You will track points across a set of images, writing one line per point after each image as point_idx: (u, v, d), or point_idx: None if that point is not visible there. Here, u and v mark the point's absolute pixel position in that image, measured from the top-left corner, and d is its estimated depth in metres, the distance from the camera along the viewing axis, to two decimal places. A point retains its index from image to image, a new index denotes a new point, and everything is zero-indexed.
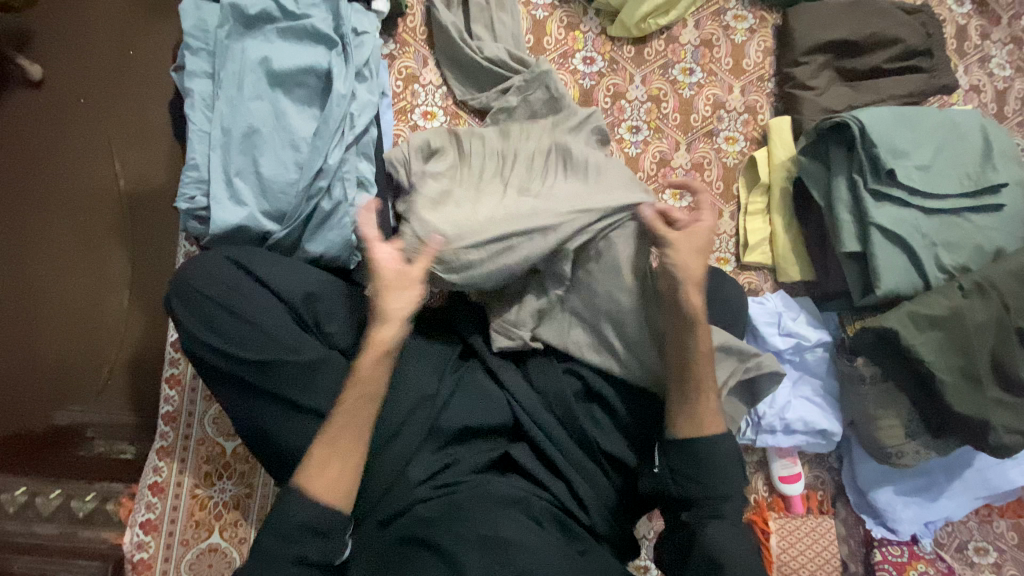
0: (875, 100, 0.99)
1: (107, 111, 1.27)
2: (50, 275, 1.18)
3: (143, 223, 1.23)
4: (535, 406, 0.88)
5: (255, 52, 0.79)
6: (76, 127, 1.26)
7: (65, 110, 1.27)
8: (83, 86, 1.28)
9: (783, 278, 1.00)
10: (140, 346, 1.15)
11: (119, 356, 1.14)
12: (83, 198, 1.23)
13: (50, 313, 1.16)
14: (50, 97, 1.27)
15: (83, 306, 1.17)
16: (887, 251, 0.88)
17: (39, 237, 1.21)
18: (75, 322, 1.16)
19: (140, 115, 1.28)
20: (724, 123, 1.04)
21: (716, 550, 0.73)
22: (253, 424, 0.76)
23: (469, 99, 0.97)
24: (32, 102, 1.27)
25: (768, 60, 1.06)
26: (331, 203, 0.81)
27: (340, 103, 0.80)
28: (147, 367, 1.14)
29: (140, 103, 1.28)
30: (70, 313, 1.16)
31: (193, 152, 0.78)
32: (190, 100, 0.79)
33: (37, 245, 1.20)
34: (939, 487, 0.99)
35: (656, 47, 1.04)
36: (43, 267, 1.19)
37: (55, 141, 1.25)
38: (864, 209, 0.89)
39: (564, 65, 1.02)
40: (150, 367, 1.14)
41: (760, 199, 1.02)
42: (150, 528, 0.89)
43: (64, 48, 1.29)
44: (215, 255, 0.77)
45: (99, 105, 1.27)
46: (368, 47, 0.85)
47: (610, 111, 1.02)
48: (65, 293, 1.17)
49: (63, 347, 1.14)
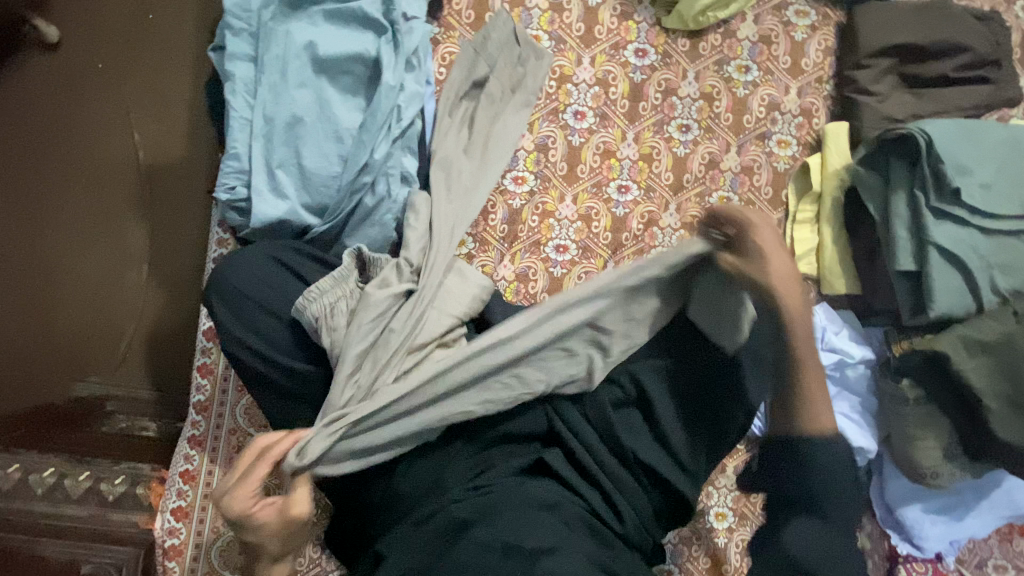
0: (938, 110, 0.95)
1: (129, 79, 1.22)
2: (68, 249, 1.14)
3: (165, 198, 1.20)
4: (571, 410, 0.89)
5: (300, 35, 0.75)
6: (94, 95, 1.21)
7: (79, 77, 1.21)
8: (104, 52, 1.22)
9: (827, 290, 0.97)
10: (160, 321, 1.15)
11: (138, 329, 1.14)
12: (108, 173, 1.19)
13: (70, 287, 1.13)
14: (68, 61, 1.21)
15: (102, 280, 1.15)
16: (942, 271, 0.85)
17: (61, 207, 1.16)
18: (97, 295, 1.14)
19: (162, 86, 1.23)
20: (777, 126, 1.00)
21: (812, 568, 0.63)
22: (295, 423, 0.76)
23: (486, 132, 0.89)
24: (49, 65, 1.21)
25: (828, 60, 1.01)
26: (374, 199, 0.78)
27: (389, 95, 0.76)
28: (170, 340, 1.15)
29: (162, 75, 1.24)
30: (92, 288, 1.14)
31: (233, 141, 0.75)
32: (231, 84, 0.75)
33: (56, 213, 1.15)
34: (967, 506, 0.98)
35: (712, 41, 0.99)
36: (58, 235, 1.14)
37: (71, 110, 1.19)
38: (923, 227, 0.86)
39: (615, 58, 0.97)
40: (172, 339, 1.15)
41: (810, 207, 0.99)
42: (181, 515, 0.89)
43: (83, 10, 1.23)
44: (257, 254, 0.75)
45: (119, 73, 1.22)
46: (418, 34, 0.80)
47: (660, 108, 0.98)
48: (86, 267, 1.14)
49: (82, 321, 1.12)
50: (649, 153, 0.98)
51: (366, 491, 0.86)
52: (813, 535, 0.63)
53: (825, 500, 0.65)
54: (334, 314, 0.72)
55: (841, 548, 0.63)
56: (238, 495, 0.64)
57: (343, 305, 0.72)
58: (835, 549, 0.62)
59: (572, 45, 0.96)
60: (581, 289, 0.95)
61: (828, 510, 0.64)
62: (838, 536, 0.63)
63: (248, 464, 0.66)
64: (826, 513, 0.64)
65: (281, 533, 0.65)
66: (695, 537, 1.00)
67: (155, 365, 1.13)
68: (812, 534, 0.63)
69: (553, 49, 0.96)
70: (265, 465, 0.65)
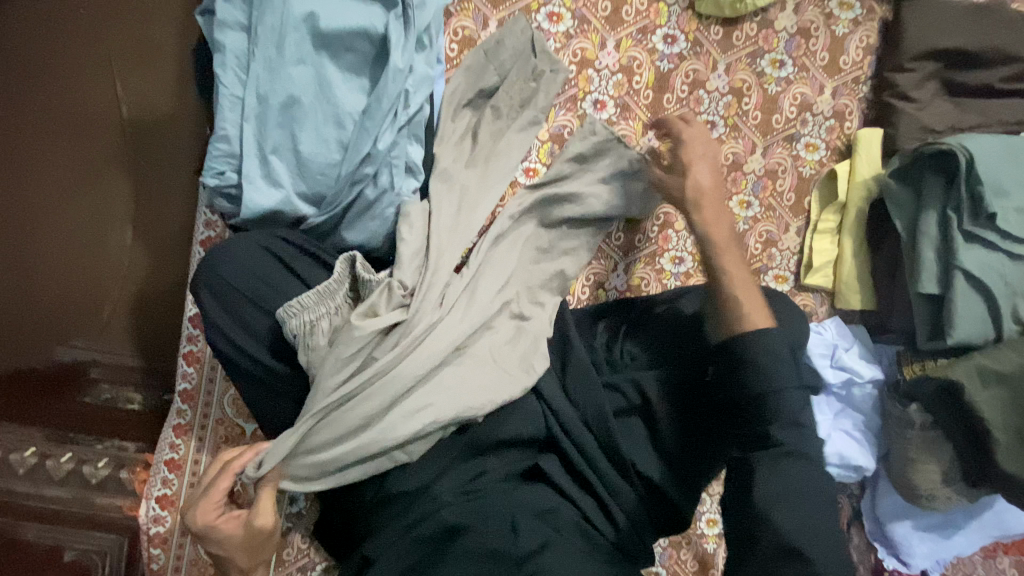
0: (979, 122, 0.89)
1: (110, 27, 1.12)
2: (46, 207, 1.06)
3: (149, 159, 1.13)
4: (572, 418, 0.87)
5: (298, 4, 0.67)
6: (70, 41, 1.10)
7: (56, 21, 1.09)
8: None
9: (841, 304, 0.95)
10: (147, 281, 1.11)
11: (122, 294, 1.10)
12: (90, 122, 1.10)
13: (48, 244, 1.05)
14: None
15: (83, 242, 1.08)
16: (967, 297, 0.82)
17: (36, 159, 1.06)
18: (80, 256, 1.08)
19: (144, 36, 1.13)
20: (807, 128, 0.94)
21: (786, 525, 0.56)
22: (284, 424, 0.73)
23: (491, 127, 0.82)
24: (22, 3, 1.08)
25: (867, 59, 0.94)
26: (376, 191, 0.73)
27: (397, 78, 0.69)
28: (154, 306, 1.11)
29: (143, 22, 1.13)
30: (73, 249, 1.07)
31: (223, 121, 0.68)
32: (221, 56, 0.67)
33: (27, 164, 1.05)
34: (956, 525, 0.99)
35: (747, 31, 0.91)
36: (37, 189, 1.06)
37: (46, 56, 1.08)
38: (952, 250, 0.82)
39: (642, 43, 0.90)
40: (157, 306, 1.11)
41: (833, 217, 0.94)
42: (166, 503, 0.87)
43: None
44: (248, 244, 0.69)
45: (93, 18, 1.11)
46: (431, 9, 0.73)
47: (685, 101, 0.91)
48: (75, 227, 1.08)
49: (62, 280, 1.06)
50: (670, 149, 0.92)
51: (357, 493, 0.84)
52: (777, 474, 0.58)
53: (775, 417, 0.60)
54: (314, 333, 0.68)
55: (805, 474, 0.59)
56: (201, 510, 0.65)
57: (325, 324, 0.68)
58: (795, 475, 0.58)
59: (597, 26, 0.88)
60: (590, 289, 0.96)
61: (780, 432, 0.59)
62: (801, 453, 0.59)
63: (211, 479, 0.67)
64: (776, 432, 0.60)
65: (243, 546, 0.66)
66: (684, 541, 1.00)
67: (141, 334, 1.09)
68: (779, 477, 0.58)
69: (576, 30, 0.88)
70: (227, 478, 0.66)
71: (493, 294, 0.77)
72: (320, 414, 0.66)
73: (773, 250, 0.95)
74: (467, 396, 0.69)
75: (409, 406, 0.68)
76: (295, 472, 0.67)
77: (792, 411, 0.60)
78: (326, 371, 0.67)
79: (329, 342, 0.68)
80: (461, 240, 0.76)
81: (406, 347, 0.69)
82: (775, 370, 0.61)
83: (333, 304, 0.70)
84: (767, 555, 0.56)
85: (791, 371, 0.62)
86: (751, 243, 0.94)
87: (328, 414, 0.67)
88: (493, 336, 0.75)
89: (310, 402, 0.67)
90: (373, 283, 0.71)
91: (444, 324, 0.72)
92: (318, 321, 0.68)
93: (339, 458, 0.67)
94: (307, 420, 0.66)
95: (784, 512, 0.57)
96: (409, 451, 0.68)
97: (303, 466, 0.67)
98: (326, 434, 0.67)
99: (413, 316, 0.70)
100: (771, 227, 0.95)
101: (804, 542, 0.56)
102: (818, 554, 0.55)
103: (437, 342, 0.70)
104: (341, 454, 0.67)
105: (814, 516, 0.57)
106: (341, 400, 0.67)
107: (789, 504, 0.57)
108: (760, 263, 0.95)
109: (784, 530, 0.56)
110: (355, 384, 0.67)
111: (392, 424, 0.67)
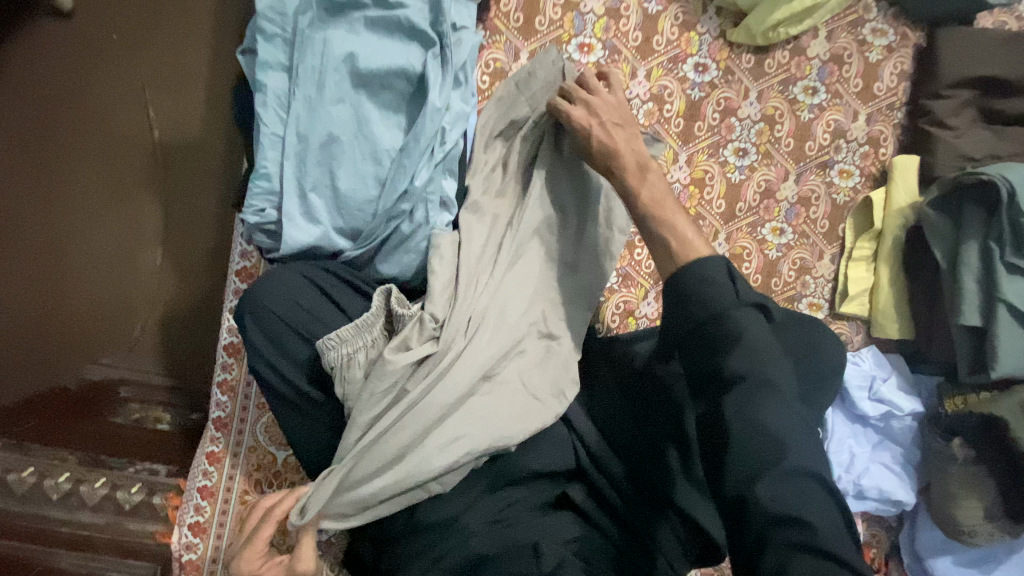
0: (1020, 150, 0.87)
1: (141, 54, 1.14)
2: (80, 230, 1.08)
3: (177, 177, 1.14)
4: (596, 442, 0.89)
5: (339, 45, 0.68)
6: (108, 67, 1.13)
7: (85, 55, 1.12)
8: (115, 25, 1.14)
9: (878, 333, 0.92)
10: (174, 302, 1.12)
11: (151, 313, 1.10)
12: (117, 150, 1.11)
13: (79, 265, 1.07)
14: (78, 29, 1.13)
15: (111, 263, 1.08)
16: (1012, 331, 0.79)
17: (71, 188, 1.09)
18: (108, 276, 1.08)
19: (177, 59, 1.15)
20: (841, 155, 0.93)
21: (765, 478, 0.46)
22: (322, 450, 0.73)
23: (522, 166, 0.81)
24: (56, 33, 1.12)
25: (902, 86, 0.93)
26: (412, 226, 0.73)
27: (435, 116, 0.69)
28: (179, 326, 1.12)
29: (176, 47, 1.16)
30: (102, 270, 1.08)
31: (264, 159, 0.69)
32: (263, 96, 0.69)
33: (55, 191, 1.08)
34: (999, 561, 0.96)
35: (779, 59, 0.91)
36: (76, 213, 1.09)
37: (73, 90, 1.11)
38: (994, 281, 0.80)
39: (673, 72, 0.89)
40: (182, 325, 1.12)
41: (868, 245, 0.93)
42: (199, 530, 0.88)
43: None
44: (293, 274, 0.70)
45: (129, 44, 1.14)
46: (467, 47, 0.73)
47: (716, 129, 0.91)
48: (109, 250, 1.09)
49: (90, 298, 1.06)
50: (701, 177, 0.91)
51: (386, 524, 0.83)
52: (746, 434, 0.48)
53: (733, 346, 0.51)
54: (351, 366, 0.68)
55: (782, 422, 0.48)
56: (246, 558, 0.65)
57: (361, 357, 0.68)
58: (764, 409, 0.49)
59: (628, 55, 0.88)
60: (619, 318, 0.95)
61: (736, 365, 0.50)
62: (761, 381, 0.50)
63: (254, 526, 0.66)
64: (735, 362, 0.51)
65: None
66: (717, 575, 0.98)
67: (167, 351, 1.10)
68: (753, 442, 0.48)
69: (607, 59, 0.88)
70: (270, 526, 0.65)
71: (524, 317, 0.75)
72: (357, 449, 0.66)
73: (807, 277, 0.94)
74: (497, 428, 0.69)
75: (440, 441, 0.67)
76: (336, 506, 0.68)
77: (750, 335, 0.51)
78: (362, 404, 0.67)
79: (365, 374, 0.68)
80: (490, 265, 0.75)
81: (438, 377, 0.69)
82: (715, 308, 0.53)
83: (370, 336, 0.70)
84: (757, 521, 0.46)
85: (731, 293, 0.54)
86: (784, 269, 0.94)
87: (365, 448, 0.67)
88: (522, 360, 0.74)
89: (348, 436, 0.67)
90: (407, 314, 0.71)
91: (473, 351, 0.71)
92: (350, 354, 0.68)
93: (376, 493, 0.67)
94: (345, 455, 0.67)
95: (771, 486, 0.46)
96: (443, 483, 0.68)
97: (343, 502, 0.67)
98: (362, 469, 0.67)
99: (444, 345, 0.70)
100: (805, 254, 0.94)
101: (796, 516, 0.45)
102: (811, 509, 0.45)
103: (468, 371, 0.70)
104: (377, 488, 0.67)
105: (799, 465, 0.47)
106: (377, 433, 0.67)
107: (769, 459, 0.47)
108: (794, 290, 0.94)
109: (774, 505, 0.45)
110: (390, 418, 0.67)
111: (426, 458, 0.67)
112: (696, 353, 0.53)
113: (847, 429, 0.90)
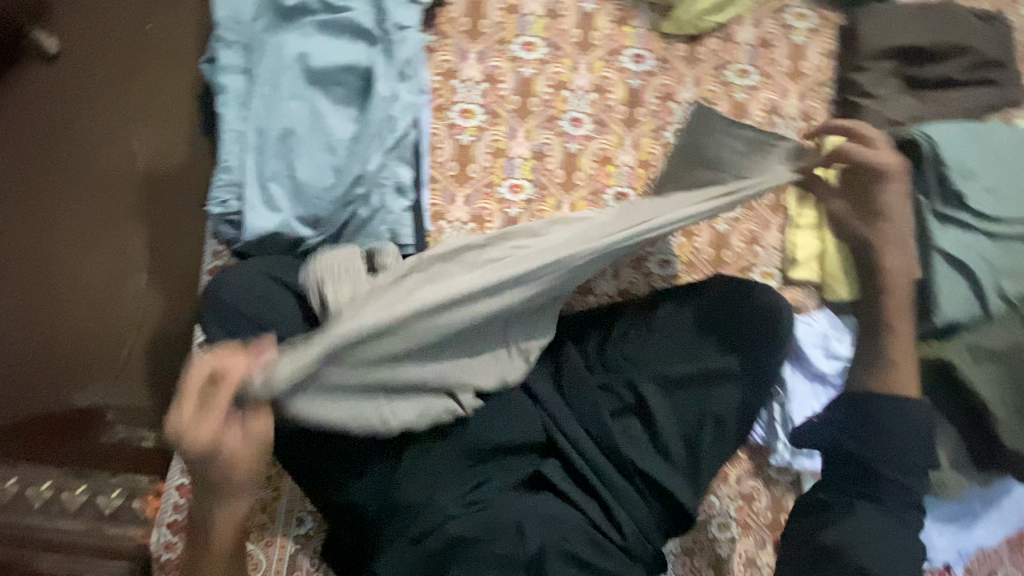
0: (942, 113, 0.93)
1: (127, 90, 1.21)
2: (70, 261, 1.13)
3: (160, 203, 1.17)
4: (567, 419, 0.88)
5: (292, 47, 0.74)
6: (95, 106, 1.20)
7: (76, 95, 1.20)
8: (103, 64, 1.21)
9: (830, 297, 0.96)
10: (159, 325, 1.11)
11: (138, 338, 1.10)
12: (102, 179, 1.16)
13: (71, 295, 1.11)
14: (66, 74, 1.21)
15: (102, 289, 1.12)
16: (948, 278, 0.84)
17: (61, 219, 1.14)
18: (98, 303, 1.11)
19: (159, 92, 1.21)
20: (778, 131, 0.98)
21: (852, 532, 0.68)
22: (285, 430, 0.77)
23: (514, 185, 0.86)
24: (47, 78, 1.20)
25: (829, 63, 0.99)
26: (369, 210, 0.78)
27: (383, 105, 0.76)
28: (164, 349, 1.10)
29: (157, 81, 1.21)
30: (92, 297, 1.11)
31: (225, 154, 0.74)
32: (223, 96, 0.74)
33: (50, 225, 1.14)
34: (974, 515, 0.97)
35: (710, 46, 0.98)
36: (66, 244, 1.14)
37: (63, 129, 1.18)
38: (928, 231, 0.85)
39: (612, 63, 0.96)
40: (168, 348, 1.10)
41: (811, 212, 0.98)
42: (176, 530, 0.89)
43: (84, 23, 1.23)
44: (252, 271, 0.73)
45: (114, 82, 1.21)
46: (412, 44, 0.78)
47: (658, 114, 0.97)
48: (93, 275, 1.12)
49: (80, 325, 1.10)
50: (647, 159, 0.97)
51: (358, 506, 0.83)
52: (865, 518, 0.68)
53: (881, 448, 0.71)
54: (339, 279, 0.69)
55: (897, 523, 0.68)
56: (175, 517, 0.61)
57: (348, 273, 0.69)
58: (887, 532, 0.67)
59: (569, 51, 0.96)
60: (580, 295, 0.99)
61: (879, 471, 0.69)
62: (898, 483, 0.69)
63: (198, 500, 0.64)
64: (867, 489, 0.70)
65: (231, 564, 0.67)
66: (697, 547, 0.99)
67: (152, 374, 1.08)
68: (868, 511, 0.69)
69: (550, 56, 0.95)
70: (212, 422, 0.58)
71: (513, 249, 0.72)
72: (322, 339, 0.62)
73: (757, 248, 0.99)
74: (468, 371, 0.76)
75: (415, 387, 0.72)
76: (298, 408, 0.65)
77: (901, 452, 0.70)
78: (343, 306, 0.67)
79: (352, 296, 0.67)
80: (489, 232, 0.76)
81: (412, 290, 0.66)
82: (908, 422, 0.72)
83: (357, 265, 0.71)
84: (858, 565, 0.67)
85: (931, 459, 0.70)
86: (735, 242, 0.99)
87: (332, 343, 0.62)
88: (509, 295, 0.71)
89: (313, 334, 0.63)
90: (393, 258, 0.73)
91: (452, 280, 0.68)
92: (342, 271, 0.69)
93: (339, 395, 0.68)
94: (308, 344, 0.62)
95: (882, 509, 0.69)
96: (406, 407, 0.72)
97: (306, 399, 0.65)
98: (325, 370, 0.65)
99: (428, 266, 0.69)
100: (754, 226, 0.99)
101: (887, 552, 0.67)
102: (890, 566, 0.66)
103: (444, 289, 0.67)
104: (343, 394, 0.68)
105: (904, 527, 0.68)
106: (344, 333, 0.63)
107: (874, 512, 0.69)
108: (745, 261, 0.98)
109: (843, 514, 0.70)
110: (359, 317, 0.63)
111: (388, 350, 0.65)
112: (887, 440, 0.70)
113: (808, 388, 0.93)
